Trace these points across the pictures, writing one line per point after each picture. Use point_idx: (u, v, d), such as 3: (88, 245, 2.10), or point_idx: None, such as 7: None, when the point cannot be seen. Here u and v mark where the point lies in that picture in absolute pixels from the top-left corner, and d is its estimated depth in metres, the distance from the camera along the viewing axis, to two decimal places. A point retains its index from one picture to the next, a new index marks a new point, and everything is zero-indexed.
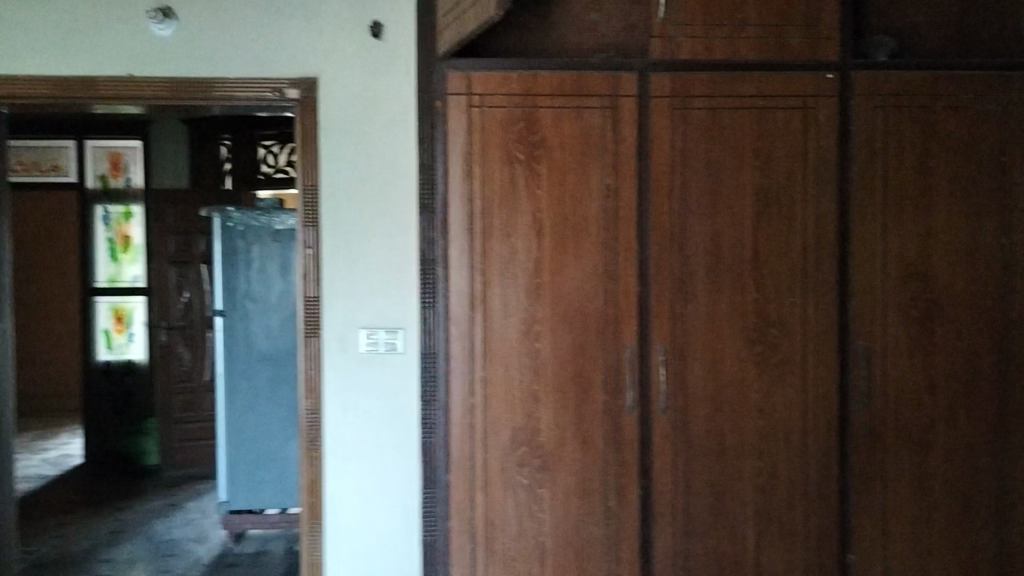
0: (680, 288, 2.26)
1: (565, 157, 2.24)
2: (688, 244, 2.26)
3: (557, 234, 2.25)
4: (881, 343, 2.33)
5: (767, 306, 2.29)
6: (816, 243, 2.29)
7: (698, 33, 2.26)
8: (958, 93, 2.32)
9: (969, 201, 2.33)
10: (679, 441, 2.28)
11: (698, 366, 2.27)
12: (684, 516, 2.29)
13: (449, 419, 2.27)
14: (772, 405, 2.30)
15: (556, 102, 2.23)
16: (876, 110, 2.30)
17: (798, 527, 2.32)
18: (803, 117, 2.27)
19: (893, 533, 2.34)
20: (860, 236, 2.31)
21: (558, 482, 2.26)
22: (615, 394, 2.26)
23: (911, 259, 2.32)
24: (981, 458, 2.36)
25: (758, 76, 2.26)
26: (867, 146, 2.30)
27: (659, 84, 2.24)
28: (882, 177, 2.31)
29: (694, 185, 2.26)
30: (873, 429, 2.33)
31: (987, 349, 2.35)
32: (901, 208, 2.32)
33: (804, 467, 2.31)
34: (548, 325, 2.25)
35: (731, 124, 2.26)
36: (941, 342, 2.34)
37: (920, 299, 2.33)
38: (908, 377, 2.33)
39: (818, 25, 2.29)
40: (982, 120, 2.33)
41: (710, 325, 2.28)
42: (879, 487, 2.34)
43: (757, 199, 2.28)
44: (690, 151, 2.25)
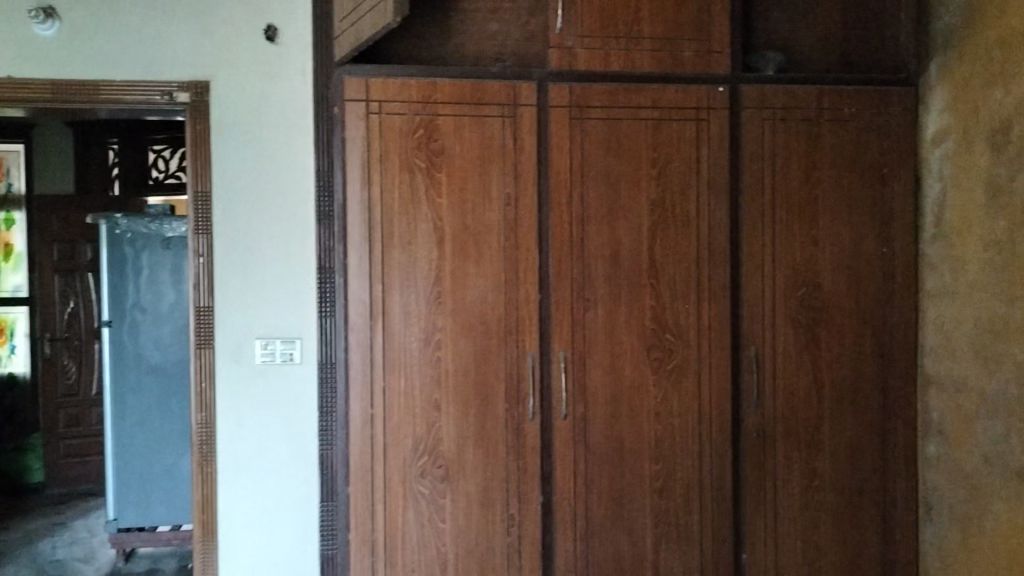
0: (579, 296, 2.29)
1: (465, 165, 2.23)
2: (587, 252, 2.29)
3: (458, 243, 2.24)
4: (772, 348, 2.40)
5: (664, 313, 2.34)
6: (710, 251, 2.35)
7: (595, 44, 2.29)
8: (842, 107, 2.42)
9: (853, 211, 2.43)
10: (580, 447, 2.30)
11: (597, 373, 2.30)
12: (584, 521, 2.30)
13: (348, 429, 2.23)
14: (670, 410, 2.34)
15: (455, 110, 2.23)
16: (765, 123, 2.37)
17: (695, 530, 2.36)
18: (696, 129, 2.33)
19: (784, 532, 2.42)
20: (751, 245, 2.38)
21: (460, 491, 2.25)
22: (516, 402, 2.26)
23: (800, 267, 2.41)
24: (865, 458, 2.46)
25: (653, 88, 2.31)
26: (757, 157, 2.37)
27: (557, 93, 2.26)
28: (772, 187, 2.39)
29: (592, 194, 2.29)
30: (765, 432, 2.40)
31: (871, 353, 2.46)
32: (789, 217, 2.40)
33: (700, 471, 2.36)
34: (449, 334, 2.24)
35: (627, 134, 2.30)
36: (828, 347, 2.43)
37: (808, 305, 2.41)
38: (798, 380, 2.41)
39: (710, 39, 2.35)
40: (865, 134, 2.43)
41: (609, 333, 2.30)
42: (771, 489, 2.41)
43: (653, 208, 2.32)
44: (589, 160, 2.28)
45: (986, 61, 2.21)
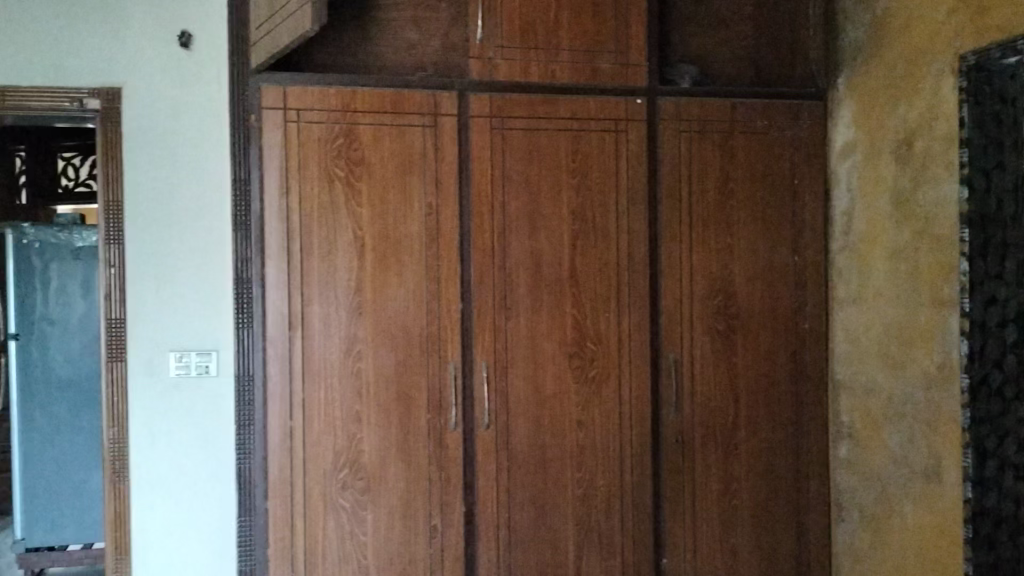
0: (500, 305, 2.29)
1: (385, 175, 2.22)
2: (509, 262, 2.30)
3: (379, 252, 2.22)
4: (690, 355, 2.44)
5: (585, 322, 2.36)
6: (629, 260, 2.38)
7: (515, 55, 2.30)
8: (754, 119, 2.48)
9: (766, 220, 2.50)
10: (502, 456, 2.30)
11: (520, 382, 2.31)
12: (507, 530, 2.31)
13: (266, 442, 2.18)
14: (591, 417, 2.36)
15: (374, 119, 2.22)
16: (681, 134, 2.42)
17: (616, 536, 2.39)
18: (615, 140, 2.36)
19: (703, 536, 2.46)
20: (669, 253, 2.42)
21: (381, 503, 2.23)
22: (438, 412, 2.26)
23: (716, 275, 2.46)
24: (780, 461, 2.52)
25: (572, 99, 2.33)
26: (674, 168, 2.42)
27: (478, 104, 2.27)
28: (688, 197, 2.43)
29: (513, 204, 2.30)
30: (684, 437, 2.44)
31: (785, 358, 2.52)
32: (706, 226, 2.45)
33: (621, 476, 2.39)
34: (370, 345, 2.22)
35: (548, 145, 2.32)
36: (743, 353, 2.48)
37: (725, 313, 2.47)
38: (714, 386, 2.46)
39: (628, 51, 2.38)
40: (776, 146, 2.50)
41: (531, 342, 2.32)
42: (690, 493, 2.45)
43: (574, 218, 2.34)
44: (510, 170, 2.29)
45: (891, 77, 2.29)
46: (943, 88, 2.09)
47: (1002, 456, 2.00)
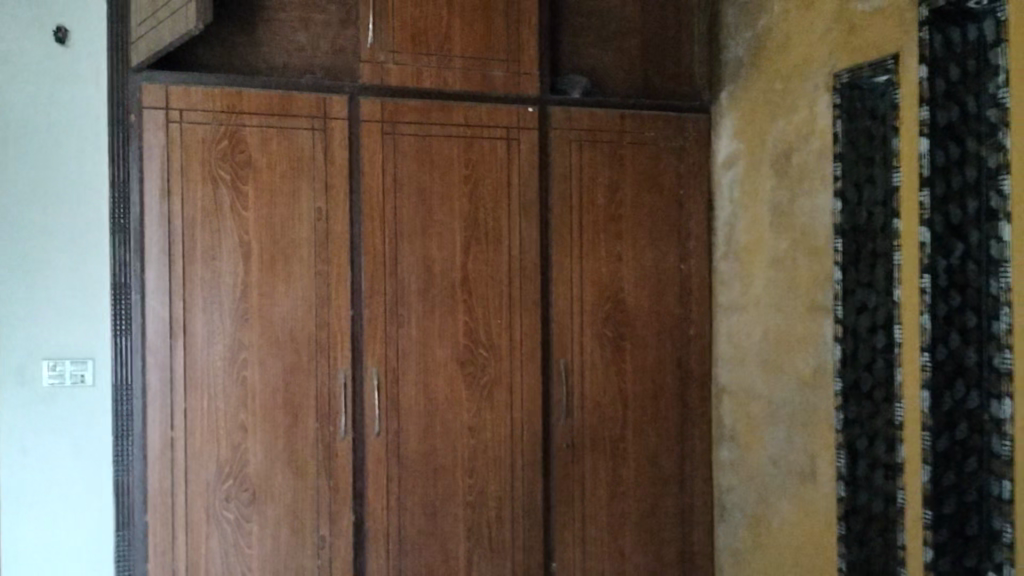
0: (391, 311, 2.27)
1: (273, 179, 2.18)
2: (400, 268, 2.28)
3: (266, 257, 2.18)
4: (580, 361, 2.48)
5: (476, 328, 2.36)
6: (520, 266, 2.40)
7: (407, 60, 2.29)
8: (642, 130, 2.55)
9: (653, 228, 2.56)
10: (392, 464, 2.28)
11: (410, 389, 2.29)
12: (397, 538, 2.29)
13: (146, 454, 2.10)
14: (482, 424, 2.37)
15: (261, 121, 2.17)
16: (571, 143, 2.46)
17: (506, 542, 2.40)
18: (507, 147, 2.38)
19: (591, 539, 2.50)
20: (559, 261, 2.45)
21: (266, 513, 2.18)
22: (327, 420, 2.22)
23: (605, 282, 2.50)
24: (666, 464, 2.58)
25: (464, 106, 2.34)
26: (564, 177, 2.45)
27: (369, 109, 2.25)
28: (578, 205, 2.47)
29: (405, 210, 2.29)
30: (573, 442, 2.47)
31: (671, 364, 2.58)
32: (595, 234, 2.49)
33: (512, 482, 2.40)
34: (255, 352, 2.17)
35: (439, 151, 2.32)
36: (631, 359, 2.53)
37: (614, 319, 2.51)
38: (603, 391, 2.50)
39: (519, 60, 2.40)
40: (663, 156, 2.57)
41: (422, 348, 2.31)
42: (579, 497, 2.48)
43: (465, 224, 2.35)
44: (402, 176, 2.28)
45: (770, 93, 2.38)
46: (817, 103, 2.19)
47: (873, 455, 2.10)
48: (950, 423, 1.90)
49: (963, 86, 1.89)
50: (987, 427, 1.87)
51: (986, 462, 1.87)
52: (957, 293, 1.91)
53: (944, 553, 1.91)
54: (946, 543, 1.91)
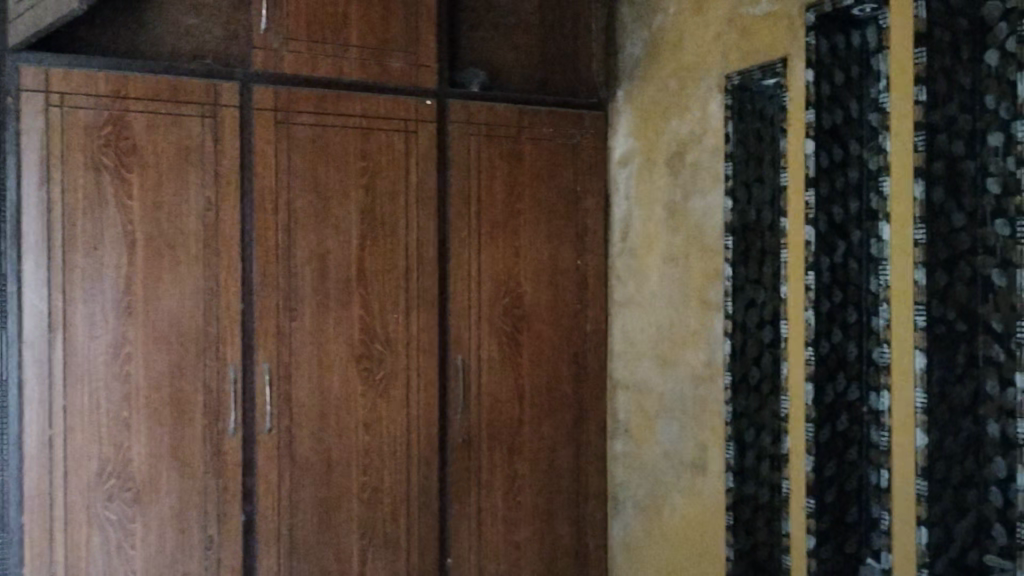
0: (284, 305, 2.23)
1: (160, 167, 2.10)
2: (294, 261, 2.24)
3: (152, 249, 2.10)
4: (477, 355, 2.48)
5: (372, 323, 2.33)
6: (417, 260, 2.38)
7: (301, 48, 2.25)
8: (540, 126, 2.57)
9: (551, 224, 2.59)
10: (284, 461, 2.23)
11: (304, 385, 2.25)
12: (289, 536, 2.24)
13: (21, 453, 1.98)
14: (377, 420, 2.34)
15: (148, 107, 2.09)
16: (470, 137, 2.46)
17: (401, 539, 2.38)
18: (405, 140, 2.36)
19: (487, 534, 2.50)
20: (457, 255, 2.45)
21: (151, 514, 2.10)
22: (215, 417, 2.16)
23: (502, 278, 2.51)
24: (561, 457, 2.61)
25: (361, 97, 2.31)
26: (462, 170, 2.45)
27: (262, 97, 2.20)
28: (476, 200, 2.47)
29: (299, 201, 2.24)
30: (470, 437, 2.48)
31: (567, 358, 2.62)
32: (493, 229, 2.50)
33: (407, 478, 2.38)
34: (140, 347, 2.09)
35: (335, 142, 2.28)
36: (527, 353, 2.56)
37: (510, 314, 2.53)
38: (500, 385, 2.52)
39: (417, 52, 2.39)
40: (561, 153, 2.60)
41: (316, 342, 2.26)
42: (475, 492, 2.48)
43: (362, 217, 2.31)
44: (296, 167, 2.24)
45: (665, 92, 2.42)
46: (710, 103, 2.24)
47: (760, 446, 2.17)
48: (833, 414, 1.97)
49: (846, 90, 1.97)
50: (866, 418, 1.99)
51: (865, 451, 1.98)
52: (839, 290, 1.98)
53: (825, 541, 1.97)
54: (828, 531, 1.97)
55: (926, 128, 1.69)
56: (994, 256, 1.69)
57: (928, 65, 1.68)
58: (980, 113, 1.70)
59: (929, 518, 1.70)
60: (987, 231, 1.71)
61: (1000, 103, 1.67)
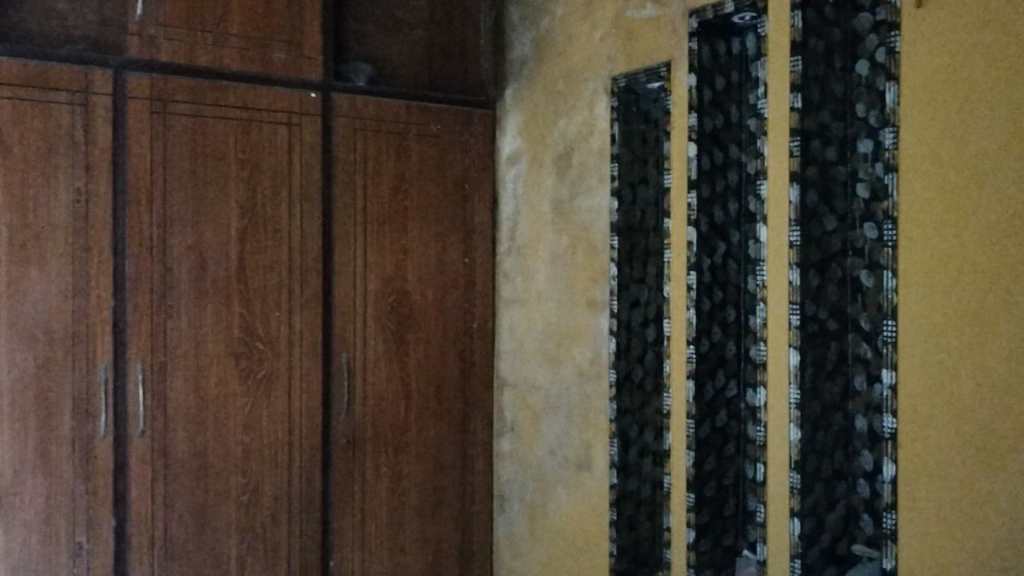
0: (159, 302, 2.14)
1: (26, 156, 1.98)
2: (170, 256, 2.15)
3: (16, 242, 1.97)
4: (362, 355, 2.44)
5: (252, 321, 2.26)
6: (301, 257, 2.33)
7: (179, 36, 2.16)
8: (428, 123, 2.55)
9: (438, 222, 2.57)
10: (159, 464, 2.14)
11: (180, 385, 2.17)
12: (163, 543, 2.15)
13: None
14: (258, 421, 2.27)
15: (13, 92, 1.96)
16: (357, 133, 2.43)
17: (281, 542, 2.32)
18: (288, 133, 2.31)
19: (371, 535, 2.47)
20: (342, 253, 2.40)
21: (14, 522, 1.97)
22: (85, 419, 2.04)
23: (388, 276, 2.48)
24: (446, 457, 2.60)
25: (242, 88, 2.24)
26: (348, 166, 2.41)
27: (137, 85, 2.10)
28: (362, 196, 2.43)
29: (175, 195, 2.16)
30: (354, 437, 2.43)
31: (454, 357, 2.61)
32: (380, 226, 2.46)
33: (288, 480, 2.32)
34: (2, 345, 1.96)
35: (215, 133, 2.20)
36: (414, 352, 2.53)
37: (396, 313, 2.50)
38: (385, 385, 2.48)
39: (301, 44, 2.33)
40: (449, 151, 2.59)
41: (193, 341, 2.18)
42: (358, 493, 2.44)
43: (242, 212, 2.24)
44: (173, 159, 2.15)
45: (553, 93, 2.43)
46: (596, 105, 2.27)
47: (642, 443, 2.23)
48: (712, 411, 2.03)
49: (727, 95, 2.03)
50: (743, 414, 2.06)
51: (742, 446, 2.06)
52: (719, 289, 2.03)
53: (704, 535, 2.01)
54: (706, 524, 2.01)
55: (800, 133, 1.75)
56: (862, 257, 1.79)
57: (803, 75, 1.74)
58: (850, 120, 1.80)
59: (802, 510, 1.76)
60: (856, 233, 1.80)
61: (870, 111, 1.77)
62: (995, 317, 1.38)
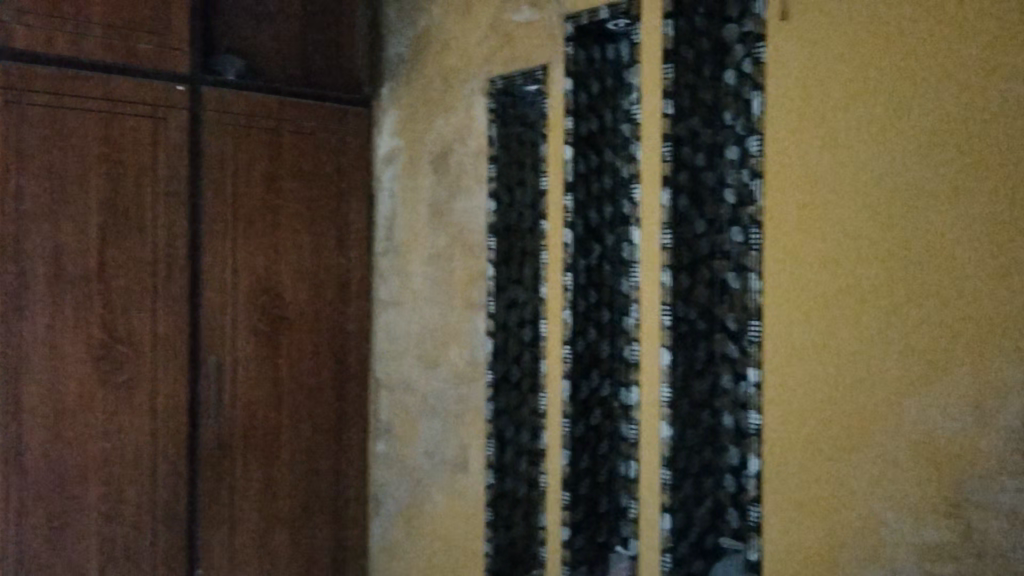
0: (12, 302, 2.01)
1: None
2: (24, 253, 2.03)
3: None
4: (231, 357, 2.36)
5: (114, 322, 2.16)
6: (166, 255, 2.24)
7: (35, 22, 2.04)
8: (303, 120, 2.50)
9: (310, 221, 2.51)
10: (10, 474, 2.01)
11: (35, 390, 2.04)
12: (15, 557, 2.03)
13: None
14: (120, 426, 2.17)
15: None
16: (227, 129, 2.35)
17: (145, 552, 2.22)
18: (153, 127, 2.21)
19: (240, 542, 2.39)
20: (210, 251, 2.32)
21: None
22: None
23: (260, 275, 2.41)
24: (320, 459, 2.55)
25: (104, 79, 2.13)
26: (217, 163, 2.33)
27: None
28: (233, 193, 2.36)
29: (30, 188, 2.03)
30: (223, 442, 2.36)
31: (328, 359, 2.56)
32: (251, 224, 2.40)
33: (153, 487, 2.23)
34: None
35: (74, 126, 2.09)
36: (286, 354, 2.47)
37: (268, 313, 2.43)
38: (255, 387, 2.41)
39: (167, 34, 2.24)
40: (323, 148, 2.54)
41: (49, 343, 2.06)
42: (226, 499, 2.37)
43: (104, 208, 2.14)
44: (28, 151, 2.03)
45: (430, 93, 2.43)
46: (473, 106, 2.27)
47: (518, 443, 2.22)
48: (586, 410, 2.06)
49: (601, 100, 2.07)
50: (617, 412, 2.09)
51: (615, 445, 2.09)
52: (594, 290, 2.07)
53: (578, 532, 2.04)
54: (581, 521, 2.05)
55: (672, 140, 1.80)
56: (728, 260, 1.82)
57: (675, 82, 1.80)
58: (718, 128, 1.83)
59: (672, 505, 1.82)
60: (723, 237, 1.83)
61: (736, 119, 1.80)
62: (852, 318, 1.45)
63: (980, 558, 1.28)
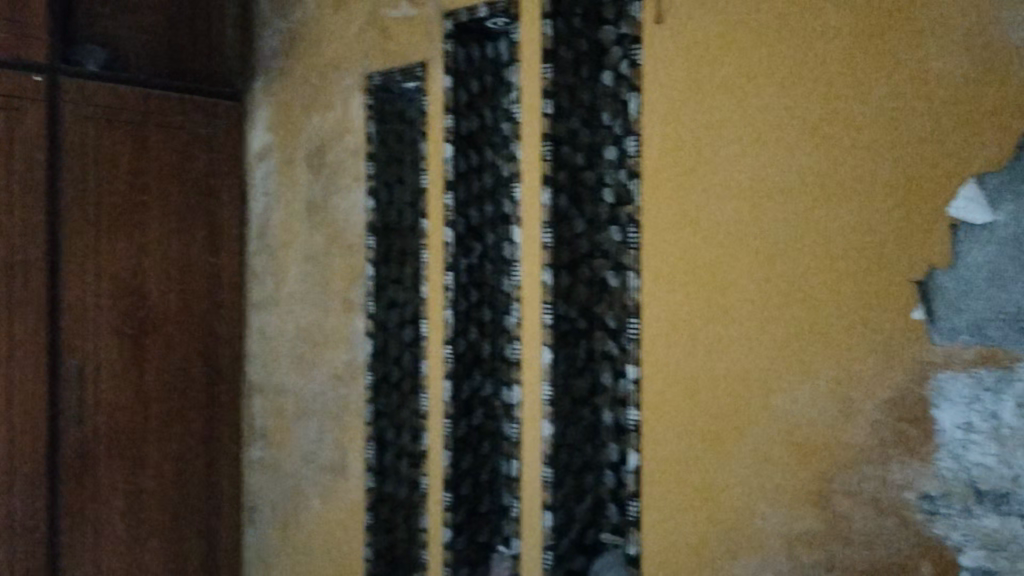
0: None
1: None
2: None
3: None
4: (94, 362, 2.24)
5: None
6: (22, 253, 2.10)
7: None
8: (172, 114, 2.39)
9: (178, 219, 2.40)
10: None
11: None
12: None
13: None
14: None
15: None
16: (87, 121, 2.23)
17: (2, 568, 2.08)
18: (9, 119, 2.07)
19: (105, 556, 2.27)
20: (70, 250, 2.19)
21: None
22: None
23: (125, 275, 2.29)
24: (190, 467, 2.44)
25: None
26: (77, 157, 2.21)
27: None
28: (94, 189, 2.24)
29: None
30: (84, 451, 2.23)
31: (198, 362, 2.46)
32: (114, 222, 2.27)
33: (8, 500, 2.09)
34: None
35: None
36: (153, 357, 2.36)
37: (133, 315, 2.31)
38: (120, 393, 2.29)
39: (23, 21, 2.11)
40: (193, 143, 2.44)
41: None
42: (89, 512, 2.24)
43: None
44: None
45: (304, 87, 2.36)
46: (351, 102, 2.22)
47: (399, 444, 2.19)
48: (468, 410, 2.05)
49: (481, 99, 2.06)
50: (499, 411, 2.08)
51: (497, 443, 2.07)
52: (474, 289, 2.06)
53: (460, 532, 2.03)
54: (463, 522, 2.03)
55: (552, 139, 1.81)
56: (608, 259, 1.87)
57: (553, 81, 1.81)
58: (597, 128, 1.87)
59: (553, 503, 1.82)
60: (603, 236, 1.87)
61: (614, 121, 1.86)
62: (731, 314, 1.47)
63: (849, 543, 1.33)
